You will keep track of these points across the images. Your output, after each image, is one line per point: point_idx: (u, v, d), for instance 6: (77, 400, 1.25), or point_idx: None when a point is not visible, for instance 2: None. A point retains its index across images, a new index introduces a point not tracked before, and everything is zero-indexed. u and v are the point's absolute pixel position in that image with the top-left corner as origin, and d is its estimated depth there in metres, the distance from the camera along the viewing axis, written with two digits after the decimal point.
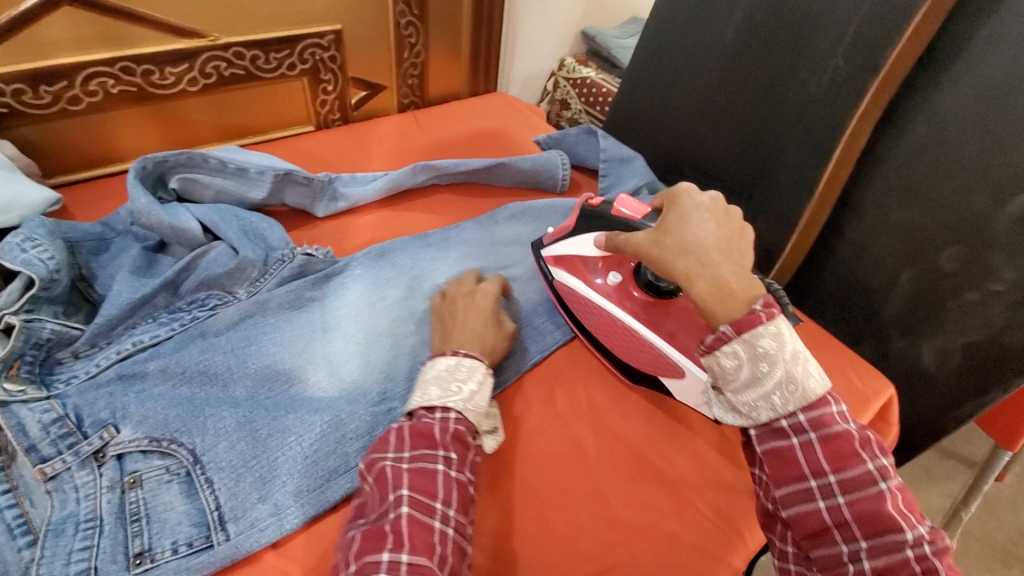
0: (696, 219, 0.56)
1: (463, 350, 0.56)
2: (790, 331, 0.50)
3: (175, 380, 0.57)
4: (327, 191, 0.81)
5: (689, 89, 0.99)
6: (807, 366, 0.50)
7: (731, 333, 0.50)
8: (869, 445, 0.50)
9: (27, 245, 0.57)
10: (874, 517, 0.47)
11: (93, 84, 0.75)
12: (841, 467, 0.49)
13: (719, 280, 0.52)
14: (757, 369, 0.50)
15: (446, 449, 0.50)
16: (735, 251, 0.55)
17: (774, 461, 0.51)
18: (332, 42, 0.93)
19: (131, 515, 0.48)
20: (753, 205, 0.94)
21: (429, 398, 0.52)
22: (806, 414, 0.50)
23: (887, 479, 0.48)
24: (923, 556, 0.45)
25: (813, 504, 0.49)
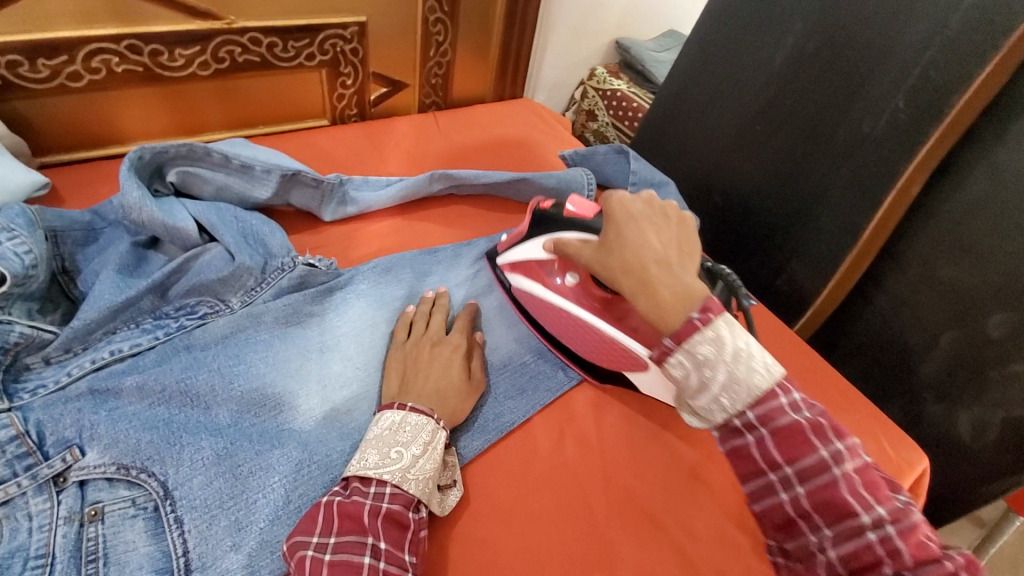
0: (631, 232, 0.51)
1: (410, 405, 0.53)
2: (732, 329, 0.43)
3: (152, 398, 0.51)
4: (336, 194, 0.75)
5: (728, 114, 0.93)
6: (752, 362, 0.42)
7: (673, 345, 0.43)
8: (821, 427, 0.42)
9: (3, 237, 0.51)
10: (833, 503, 0.41)
11: (96, 61, 0.70)
12: (793, 458, 0.42)
13: (654, 287, 0.47)
14: (701, 377, 0.43)
15: (375, 535, 0.45)
16: (672, 253, 0.49)
17: (731, 462, 0.45)
18: (355, 34, 0.88)
19: (87, 554, 0.43)
20: (787, 244, 0.88)
21: (365, 467, 0.48)
22: (752, 409, 0.42)
23: (843, 462, 0.41)
24: (887, 539, 0.39)
25: (775, 497, 0.43)
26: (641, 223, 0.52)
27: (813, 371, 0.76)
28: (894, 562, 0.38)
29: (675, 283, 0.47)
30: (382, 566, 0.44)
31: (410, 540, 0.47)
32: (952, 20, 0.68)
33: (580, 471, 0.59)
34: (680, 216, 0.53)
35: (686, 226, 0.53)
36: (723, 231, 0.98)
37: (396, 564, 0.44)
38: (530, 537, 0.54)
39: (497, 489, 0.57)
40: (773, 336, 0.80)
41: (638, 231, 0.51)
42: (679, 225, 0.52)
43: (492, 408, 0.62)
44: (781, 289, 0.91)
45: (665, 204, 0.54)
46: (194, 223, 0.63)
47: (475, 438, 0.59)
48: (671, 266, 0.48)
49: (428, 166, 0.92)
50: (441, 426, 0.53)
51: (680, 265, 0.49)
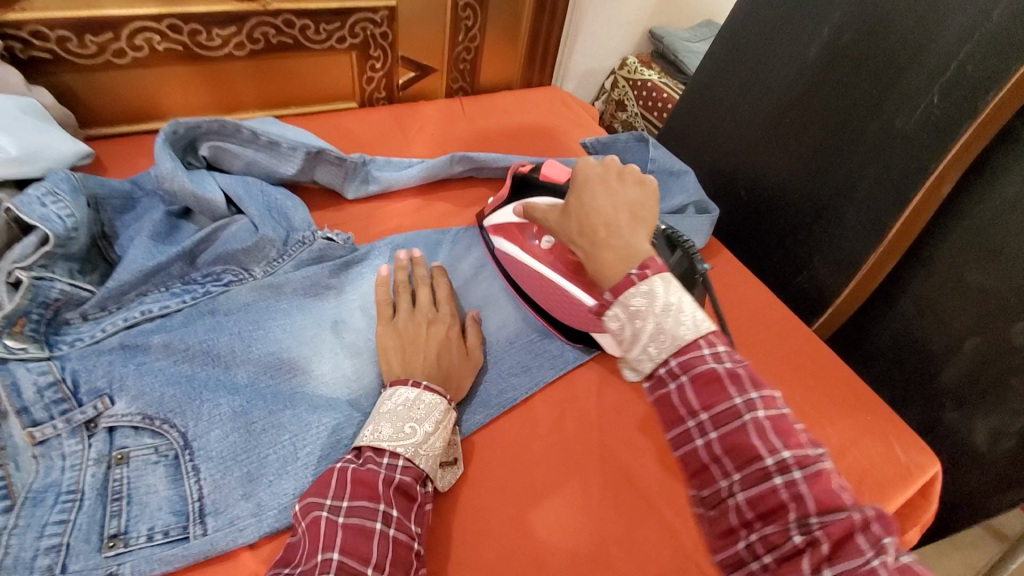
0: (588, 195, 0.53)
1: (426, 384, 0.54)
2: (666, 284, 0.43)
3: (177, 356, 0.55)
4: (359, 173, 0.78)
5: (757, 107, 0.91)
6: (681, 314, 0.43)
7: (611, 298, 0.45)
8: (738, 375, 0.42)
9: (47, 200, 0.56)
10: (741, 449, 0.41)
11: (139, 39, 0.74)
12: (708, 404, 0.42)
13: (602, 253, 0.49)
14: (633, 329, 0.44)
15: (386, 502, 0.47)
16: (624, 216, 0.50)
17: (655, 409, 0.45)
18: (385, 18, 0.90)
19: (113, 493, 0.47)
20: (810, 241, 0.87)
21: (379, 438, 0.50)
22: (675, 357, 0.43)
23: (755, 409, 0.41)
24: (792, 483, 0.39)
25: (691, 443, 0.43)
26: (597, 189, 0.53)
27: (825, 369, 0.75)
28: (798, 508, 0.38)
29: (622, 247, 0.48)
30: (391, 533, 0.46)
31: (416, 511, 0.49)
32: (993, 14, 0.66)
33: (579, 450, 0.61)
34: (643, 177, 0.53)
35: (645, 186, 0.53)
36: (744, 225, 0.97)
37: (404, 532, 0.46)
38: (525, 509, 0.56)
39: (496, 462, 0.58)
40: (788, 332, 0.79)
41: (592, 195, 0.52)
42: (637, 186, 0.52)
43: (489, 388, 0.63)
44: (802, 286, 0.90)
45: (626, 166, 0.54)
46: (221, 195, 0.66)
47: (478, 413, 0.61)
48: (621, 231, 0.49)
49: (451, 151, 0.94)
50: (452, 406, 0.55)
51: (631, 228, 0.49)
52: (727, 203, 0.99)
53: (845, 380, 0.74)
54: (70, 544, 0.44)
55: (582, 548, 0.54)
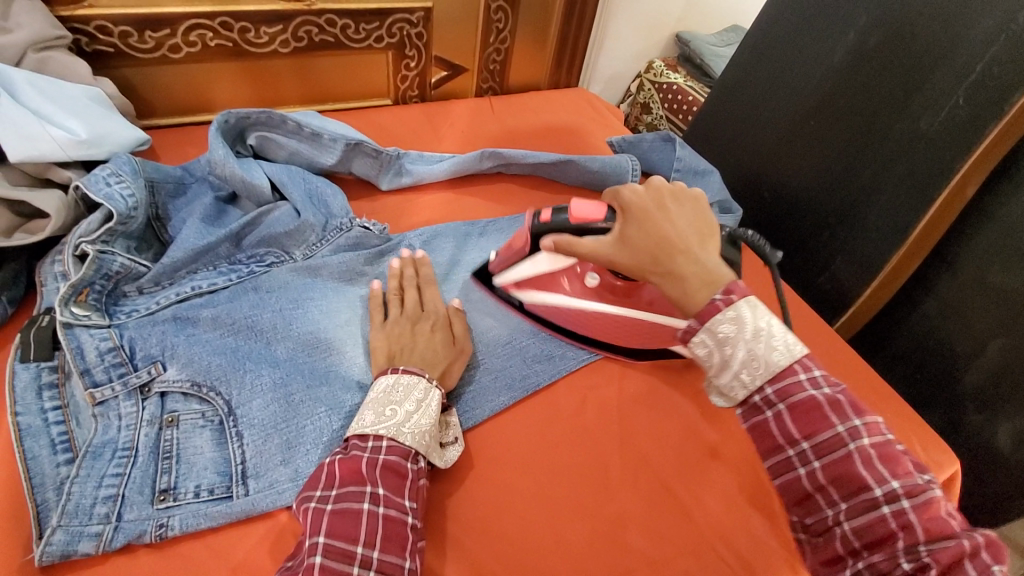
0: (657, 221, 0.52)
1: (402, 367, 0.55)
2: (754, 311, 0.45)
3: (223, 329, 0.59)
4: (393, 166, 0.81)
5: (782, 109, 0.93)
6: (772, 340, 0.45)
7: (696, 324, 0.47)
8: (838, 403, 0.44)
9: (112, 180, 0.61)
10: (848, 478, 0.43)
11: (193, 35, 0.78)
12: (809, 432, 0.44)
13: (683, 276, 0.49)
14: (723, 356, 0.46)
15: (373, 483, 0.47)
16: (693, 239, 0.51)
17: (752, 438, 0.47)
18: (420, 19, 0.93)
19: (163, 452, 0.50)
20: (833, 242, 0.87)
21: (363, 426, 0.51)
22: (770, 386, 0.45)
23: (860, 437, 0.43)
24: (900, 513, 0.41)
25: (793, 471, 0.45)
26: (657, 214, 0.53)
27: (847, 369, 0.76)
28: (908, 536, 0.40)
29: (699, 269, 0.49)
30: (381, 511, 0.46)
31: (409, 486, 0.49)
32: (1020, 15, 0.66)
33: (599, 434, 0.63)
34: (694, 196, 0.55)
35: (698, 205, 0.55)
36: (767, 227, 0.98)
37: (395, 508, 0.47)
38: (546, 486, 0.58)
39: (519, 443, 0.61)
40: (809, 331, 0.81)
41: (657, 220, 0.53)
42: (692, 204, 0.54)
43: (475, 384, 0.64)
44: (824, 287, 0.90)
45: (676, 189, 0.56)
46: (267, 181, 0.70)
47: (502, 395, 0.63)
48: (694, 252, 0.50)
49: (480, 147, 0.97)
50: (434, 384, 0.55)
51: (703, 250, 0.50)
52: (750, 204, 1.00)
53: (868, 380, 0.75)
54: (126, 495, 0.47)
55: (599, 525, 0.56)
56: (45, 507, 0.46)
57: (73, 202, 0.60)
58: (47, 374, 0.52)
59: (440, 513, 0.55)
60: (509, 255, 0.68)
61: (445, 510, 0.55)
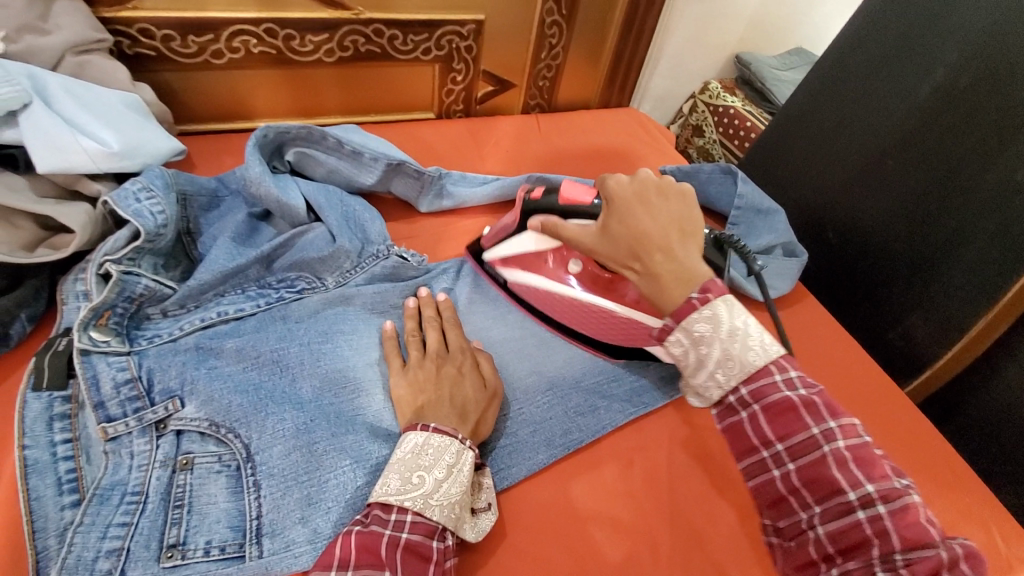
0: (638, 215, 0.51)
1: (434, 425, 0.50)
2: (731, 309, 0.43)
3: (247, 363, 0.55)
4: (434, 187, 0.77)
5: (855, 145, 0.85)
6: (747, 339, 0.43)
7: (673, 324, 0.45)
8: (814, 405, 0.43)
9: (142, 195, 0.57)
10: (821, 482, 0.42)
11: (237, 41, 0.75)
12: (784, 435, 0.43)
13: (658, 274, 0.48)
14: (698, 355, 0.44)
15: (392, 569, 0.42)
16: (673, 235, 0.49)
17: (726, 438, 0.46)
18: (471, 32, 0.89)
19: (175, 500, 0.46)
20: (907, 295, 0.79)
21: (387, 493, 0.46)
22: (745, 386, 0.43)
23: (834, 440, 0.42)
24: (877, 518, 0.40)
25: (767, 473, 0.45)
26: (639, 208, 0.51)
27: (919, 441, 0.68)
28: (883, 544, 0.39)
29: (675, 265, 0.47)
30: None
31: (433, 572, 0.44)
32: None
33: (648, 505, 0.57)
34: (680, 191, 0.53)
35: (684, 200, 0.52)
36: (830, 271, 0.90)
37: None
38: (588, 565, 0.52)
39: (556, 508, 0.55)
40: (878, 392, 0.73)
41: (637, 215, 0.51)
42: (677, 201, 0.52)
43: (507, 442, 0.58)
44: (894, 343, 0.82)
45: (663, 182, 0.53)
46: (304, 203, 0.66)
47: (540, 452, 0.58)
48: (672, 247, 0.48)
49: (525, 169, 0.92)
50: (467, 445, 0.51)
51: (683, 247, 0.49)
52: (813, 245, 0.92)
53: (943, 457, 0.67)
54: (130, 549, 0.43)
55: None
56: (45, 555, 0.43)
57: (101, 216, 0.56)
58: (60, 404, 0.49)
59: None
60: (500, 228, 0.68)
61: None
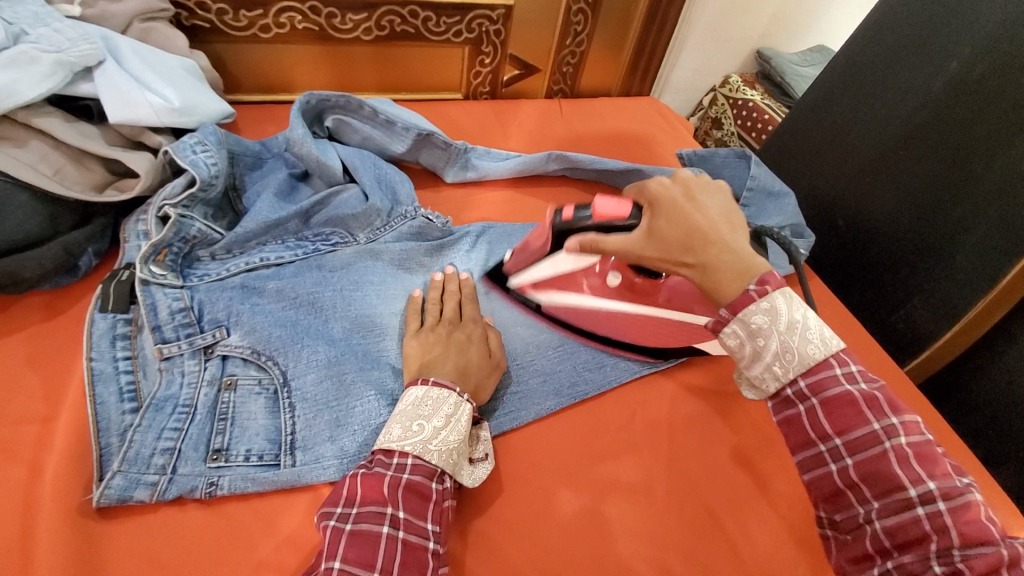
0: (691, 210, 0.51)
1: (433, 379, 0.54)
2: (789, 302, 0.45)
3: (286, 302, 0.60)
4: (460, 159, 0.82)
5: (869, 136, 0.88)
6: (807, 332, 0.45)
7: (729, 315, 0.46)
8: (875, 400, 0.43)
9: (198, 148, 0.63)
10: (882, 477, 0.42)
11: (284, 17, 0.81)
12: (844, 429, 0.44)
13: (716, 267, 0.48)
14: (755, 346, 0.45)
15: (394, 505, 0.46)
16: (723, 227, 0.50)
17: (784, 430, 0.47)
18: (500, 16, 0.94)
19: (220, 413, 0.52)
20: (911, 280, 0.82)
21: (389, 440, 0.50)
22: (804, 378, 0.45)
23: (896, 436, 0.42)
24: (936, 515, 0.40)
25: (824, 467, 0.45)
26: (686, 204, 0.52)
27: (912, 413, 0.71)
28: (942, 539, 0.39)
29: (735, 259, 0.48)
30: (401, 535, 0.45)
31: (432, 509, 0.48)
32: None
33: (647, 454, 0.61)
34: (719, 188, 0.54)
35: (726, 195, 0.54)
36: (838, 257, 0.93)
37: (416, 534, 0.46)
38: (588, 502, 0.57)
39: (562, 449, 0.60)
40: (877, 370, 0.76)
41: (686, 211, 0.51)
42: (719, 195, 0.53)
43: (516, 389, 0.63)
44: (897, 326, 0.85)
45: (701, 180, 0.55)
46: (340, 164, 0.72)
47: (549, 400, 0.63)
48: (725, 241, 0.49)
49: (546, 149, 0.96)
50: (464, 399, 0.54)
51: (734, 239, 0.49)
52: (823, 232, 0.95)
53: (933, 429, 0.70)
54: (181, 450, 0.49)
55: (642, 547, 0.55)
56: (108, 450, 0.48)
57: (161, 165, 0.62)
58: (122, 325, 0.55)
59: (483, 512, 0.55)
60: (529, 253, 0.66)
61: (487, 511, 0.55)
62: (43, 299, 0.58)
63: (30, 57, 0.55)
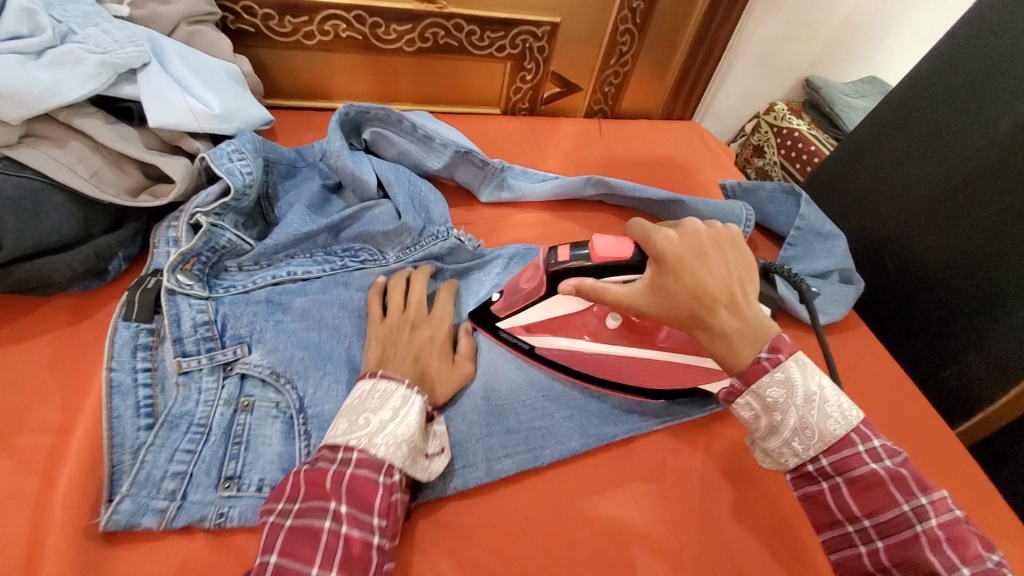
0: (706, 272, 0.47)
1: (380, 372, 0.51)
2: (803, 372, 0.46)
3: (309, 322, 0.59)
4: (496, 178, 0.79)
5: (924, 176, 0.82)
6: (825, 406, 0.46)
7: (742, 386, 0.47)
8: (903, 479, 0.44)
9: (234, 157, 0.62)
10: (913, 563, 0.41)
11: (328, 25, 0.80)
12: (872, 511, 0.44)
13: (727, 334, 0.47)
14: (771, 420, 0.47)
15: (337, 499, 0.44)
16: (735, 290, 0.47)
17: (809, 509, 0.48)
18: (546, 33, 0.91)
19: (234, 437, 0.50)
20: (966, 333, 0.77)
21: (334, 434, 0.47)
22: (827, 457, 0.46)
23: (926, 518, 0.42)
24: None
25: (856, 549, 0.45)
26: (699, 265, 0.47)
27: (961, 480, 0.66)
28: None
29: (746, 325, 0.47)
30: (343, 531, 0.42)
31: (380, 502, 0.45)
32: None
33: (675, 506, 0.58)
34: (730, 237, 0.50)
35: (737, 246, 0.50)
36: (885, 302, 0.88)
37: (359, 529, 0.43)
38: (612, 555, 0.54)
39: (586, 495, 0.57)
40: (926, 429, 0.71)
41: (697, 271, 0.47)
42: (732, 251, 0.49)
43: (540, 426, 0.60)
44: (947, 382, 0.81)
45: (712, 230, 0.50)
46: (375, 178, 0.70)
47: (573, 439, 0.60)
48: (738, 305, 0.47)
49: (583, 170, 0.93)
50: (417, 392, 0.51)
51: (746, 301, 0.48)
52: (871, 274, 0.90)
53: (985, 501, 0.65)
54: (194, 474, 0.47)
55: None
56: (119, 468, 0.47)
57: (196, 171, 0.61)
58: (144, 335, 0.53)
59: (500, 559, 0.52)
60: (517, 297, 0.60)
61: (504, 557, 0.52)
62: (70, 302, 0.57)
63: (77, 57, 0.54)
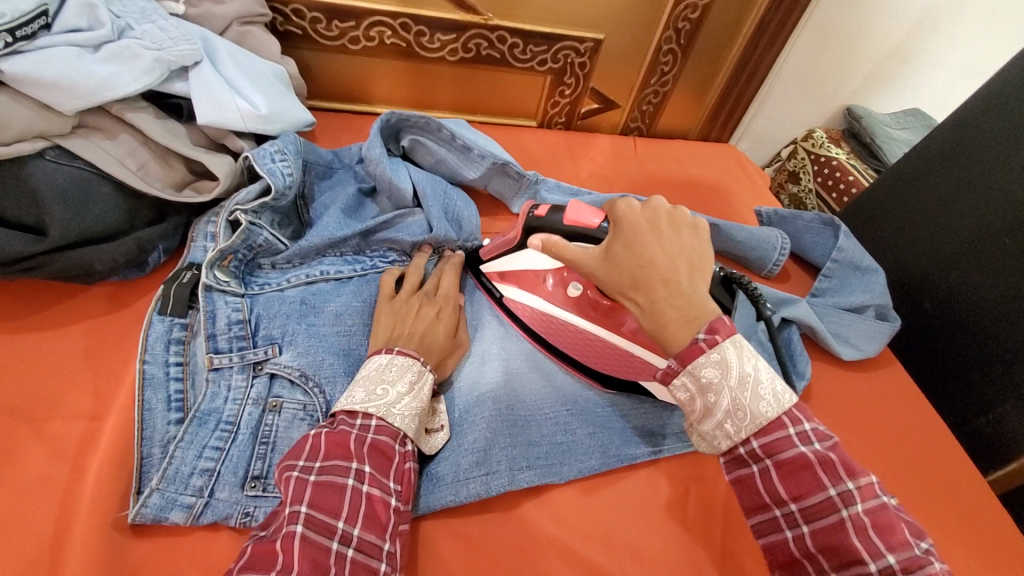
0: (651, 241, 0.47)
1: (398, 348, 0.53)
2: (741, 353, 0.42)
3: (341, 326, 0.59)
4: (529, 190, 0.79)
5: (969, 213, 0.79)
6: (758, 388, 0.41)
7: (678, 366, 0.43)
8: (831, 463, 0.40)
9: (277, 157, 0.62)
10: (839, 550, 0.39)
11: (374, 31, 0.81)
12: (798, 495, 0.41)
13: (660, 305, 0.45)
14: (705, 402, 0.43)
15: (359, 459, 0.45)
16: (681, 267, 0.46)
17: (736, 492, 0.44)
18: (588, 49, 0.91)
19: (262, 437, 0.50)
20: (1005, 381, 0.74)
21: (352, 402, 0.48)
22: (757, 439, 0.41)
23: (853, 504, 0.39)
24: None
25: (779, 533, 0.42)
26: (650, 237, 0.47)
27: (999, 535, 0.63)
28: None
29: (683, 301, 0.44)
30: (365, 488, 0.44)
31: (395, 468, 0.47)
32: None
33: (697, 538, 0.56)
34: (696, 224, 0.49)
35: (698, 234, 0.48)
36: (922, 342, 0.86)
37: (378, 488, 0.45)
38: None
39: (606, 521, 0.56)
40: (963, 479, 0.67)
41: (646, 243, 0.47)
42: (691, 236, 0.48)
43: (560, 441, 0.59)
44: (983, 431, 0.78)
45: (676, 213, 0.49)
46: (411, 187, 0.70)
47: (593, 457, 0.59)
48: (677, 280, 0.45)
49: (616, 187, 0.92)
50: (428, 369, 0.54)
51: (690, 281, 0.45)
52: (907, 311, 0.88)
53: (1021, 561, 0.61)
54: (221, 473, 0.48)
55: None
56: (149, 462, 0.47)
57: (239, 170, 0.62)
58: (177, 330, 0.54)
59: None
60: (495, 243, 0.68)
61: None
62: (108, 290, 0.58)
63: (133, 52, 0.55)
